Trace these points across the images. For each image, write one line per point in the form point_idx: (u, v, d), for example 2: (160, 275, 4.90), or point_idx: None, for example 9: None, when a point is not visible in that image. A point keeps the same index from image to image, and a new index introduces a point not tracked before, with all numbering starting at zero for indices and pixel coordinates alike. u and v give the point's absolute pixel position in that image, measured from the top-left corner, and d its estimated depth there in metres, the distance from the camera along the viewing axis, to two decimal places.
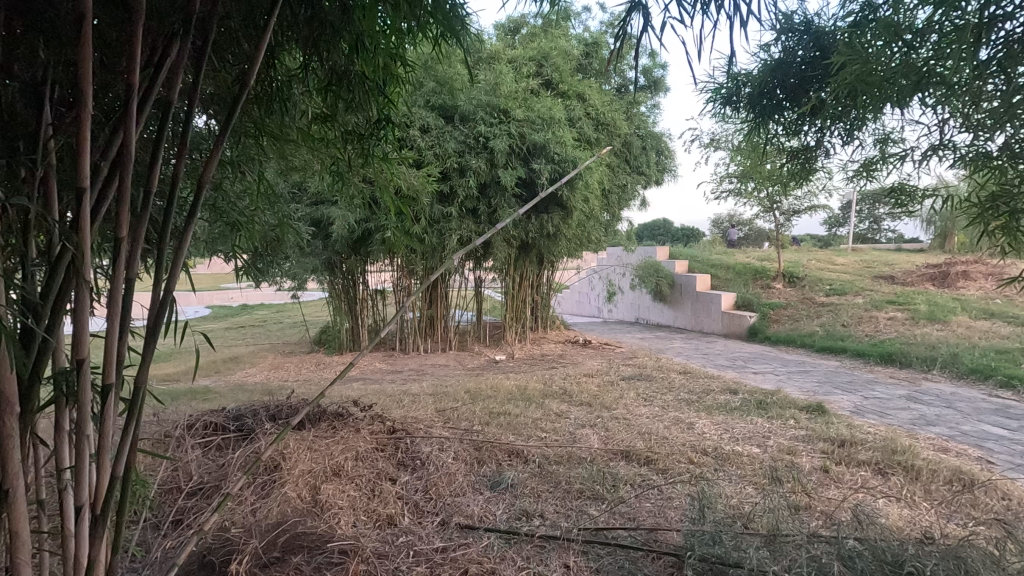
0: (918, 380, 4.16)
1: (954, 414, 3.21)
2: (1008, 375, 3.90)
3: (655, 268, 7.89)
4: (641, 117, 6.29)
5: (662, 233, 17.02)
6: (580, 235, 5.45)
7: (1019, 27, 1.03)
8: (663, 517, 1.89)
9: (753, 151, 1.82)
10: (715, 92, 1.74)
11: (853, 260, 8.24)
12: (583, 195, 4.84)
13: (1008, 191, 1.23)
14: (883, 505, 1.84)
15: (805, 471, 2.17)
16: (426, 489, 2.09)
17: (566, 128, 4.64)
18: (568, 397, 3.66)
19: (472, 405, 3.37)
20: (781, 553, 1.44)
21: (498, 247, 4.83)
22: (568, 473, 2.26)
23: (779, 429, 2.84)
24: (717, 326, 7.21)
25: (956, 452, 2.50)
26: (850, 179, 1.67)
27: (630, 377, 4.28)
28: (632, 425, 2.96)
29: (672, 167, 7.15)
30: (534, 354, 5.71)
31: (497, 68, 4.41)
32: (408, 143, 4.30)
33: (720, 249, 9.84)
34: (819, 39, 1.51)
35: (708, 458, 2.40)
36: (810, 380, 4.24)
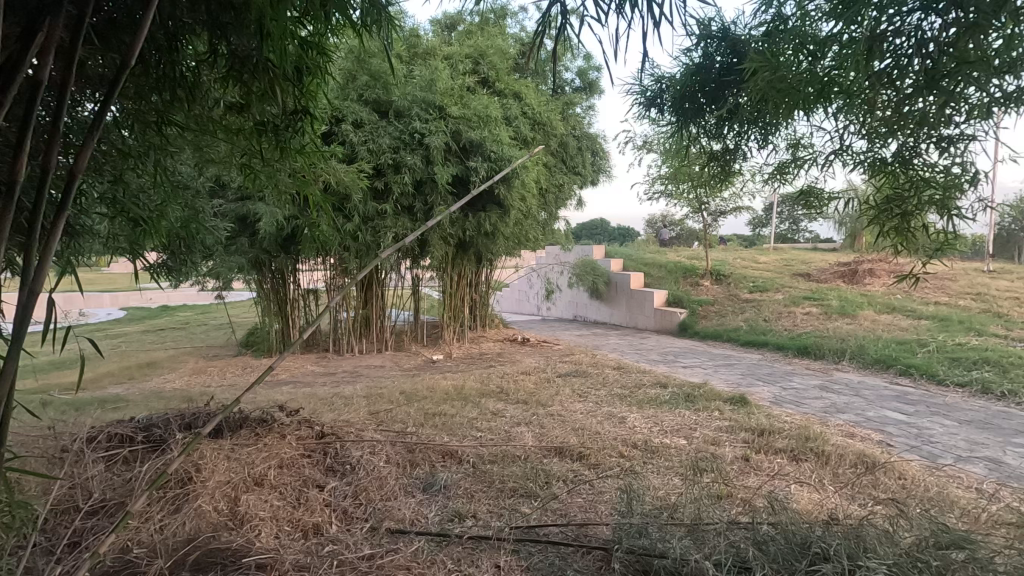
0: (830, 370, 4.47)
1: (860, 402, 3.47)
2: (907, 364, 4.25)
3: (592, 266, 8.04)
4: (578, 118, 6.39)
5: (601, 233, 17.49)
6: (518, 235, 5.45)
7: (906, 42, 1.11)
8: (594, 511, 1.92)
9: (677, 152, 1.88)
10: (640, 93, 1.79)
11: (775, 259, 8.75)
12: (519, 194, 4.84)
13: (901, 194, 1.33)
14: (795, 490, 1.95)
15: (728, 460, 2.27)
16: (356, 495, 2.02)
17: (503, 126, 4.63)
18: (505, 395, 3.67)
19: (407, 406, 3.30)
20: (703, 541, 1.50)
21: (436, 245, 4.75)
22: (501, 472, 2.25)
23: (705, 421, 2.96)
24: (651, 322, 7.44)
25: (861, 437, 2.70)
26: (766, 181, 1.75)
27: (567, 374, 4.35)
28: (567, 421, 3.00)
29: (606, 167, 7.32)
30: (472, 354, 5.68)
31: (433, 64, 4.35)
32: (341, 138, 4.17)
33: (654, 249, 10.18)
34: (734, 47, 1.57)
35: (638, 451, 2.47)
36: (734, 373, 4.45)
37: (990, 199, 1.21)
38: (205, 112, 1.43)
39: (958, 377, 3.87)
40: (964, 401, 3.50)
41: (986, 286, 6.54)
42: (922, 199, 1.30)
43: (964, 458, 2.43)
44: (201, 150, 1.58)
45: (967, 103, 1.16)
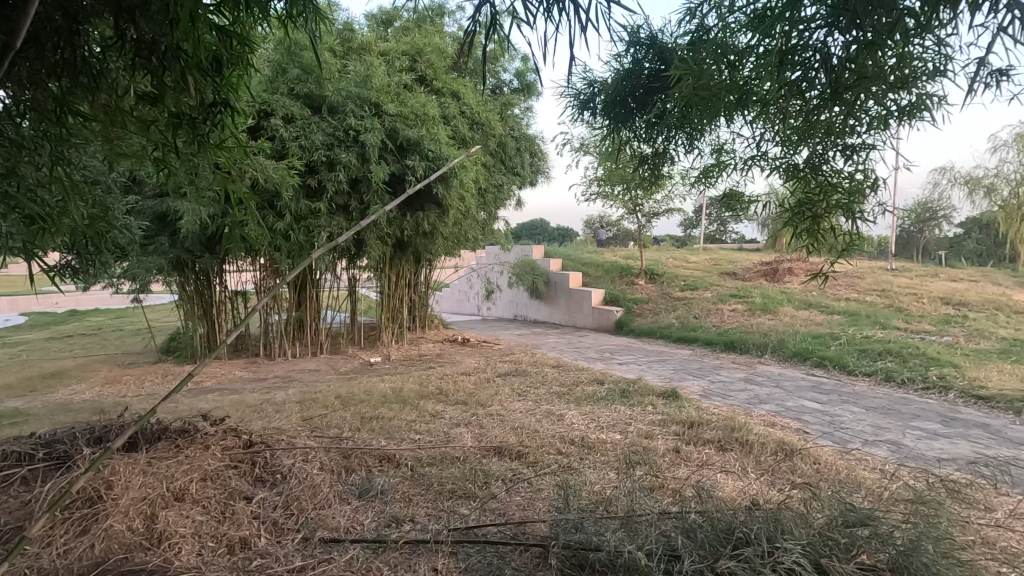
0: (754, 363, 4.74)
1: (780, 393, 3.70)
2: (821, 356, 4.57)
3: (532, 266, 8.11)
4: (516, 119, 6.43)
5: (540, 233, 17.73)
6: (457, 235, 5.41)
7: (814, 54, 1.18)
8: (532, 509, 1.94)
9: (610, 155, 1.93)
10: (574, 96, 1.82)
11: (704, 259, 9.18)
12: (458, 193, 4.81)
13: (813, 198, 1.42)
14: (721, 478, 2.05)
15: (660, 453, 2.35)
16: (287, 506, 1.94)
17: (441, 125, 4.59)
18: (444, 396, 3.64)
19: (343, 411, 3.21)
20: (636, 533, 1.55)
21: (373, 246, 4.64)
22: (440, 474, 2.23)
23: (639, 415, 3.05)
24: (588, 321, 7.60)
25: (781, 426, 2.87)
26: (693, 184, 1.82)
27: (507, 373, 4.37)
28: (506, 421, 3.02)
29: (545, 169, 7.41)
30: (412, 355, 5.60)
31: (368, 60, 4.24)
32: (271, 133, 3.99)
33: (591, 249, 10.41)
34: (662, 54, 1.63)
35: (575, 447, 2.52)
36: (667, 369, 4.63)
37: (889, 204, 1.32)
38: (112, 101, 1.32)
39: (865, 367, 4.21)
40: (871, 389, 3.80)
41: (888, 283, 7.15)
42: (829, 203, 1.40)
43: (870, 442, 2.64)
44: (109, 143, 1.46)
45: (866, 115, 1.26)
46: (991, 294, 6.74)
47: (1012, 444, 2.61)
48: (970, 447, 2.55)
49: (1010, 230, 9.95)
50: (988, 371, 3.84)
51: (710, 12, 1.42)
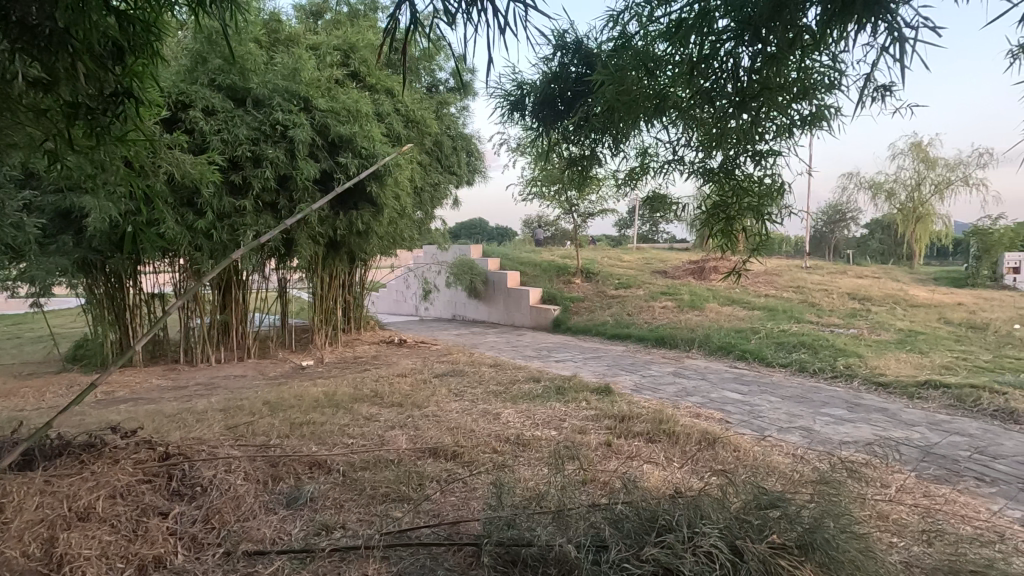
0: (682, 358, 4.96)
1: (706, 385, 3.90)
2: (743, 350, 4.84)
3: (469, 266, 8.07)
4: (453, 118, 6.36)
5: (479, 232, 17.75)
6: (393, 234, 5.30)
7: (724, 65, 1.26)
8: (466, 509, 1.95)
9: (540, 156, 1.96)
10: (504, 97, 1.84)
11: (637, 258, 9.50)
12: (394, 192, 4.71)
13: (729, 198, 1.51)
14: (647, 469, 2.13)
15: (592, 447, 2.42)
16: (207, 519, 1.84)
17: (374, 122, 4.49)
18: (379, 399, 3.57)
19: (270, 417, 3.08)
20: (566, 526, 1.58)
21: (303, 245, 4.47)
22: (373, 478, 2.19)
23: (573, 411, 3.12)
24: (526, 320, 7.66)
25: (705, 417, 3.02)
26: (619, 185, 1.88)
27: (443, 374, 4.34)
28: (442, 421, 2.99)
29: (482, 168, 7.40)
30: (346, 357, 5.45)
31: (296, 53, 4.08)
32: (188, 126, 3.76)
33: (529, 248, 10.48)
34: (587, 59, 1.67)
35: (510, 445, 2.54)
36: (601, 365, 4.76)
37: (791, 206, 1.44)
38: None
39: (781, 359, 4.49)
40: (786, 379, 4.07)
41: (803, 281, 7.67)
42: (741, 205, 1.49)
43: (784, 428, 2.83)
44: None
45: (773, 123, 1.36)
46: (889, 290, 7.36)
47: (906, 426, 2.87)
48: (870, 430, 2.77)
49: (907, 231, 10.91)
50: (886, 360, 4.20)
51: (632, 19, 1.47)
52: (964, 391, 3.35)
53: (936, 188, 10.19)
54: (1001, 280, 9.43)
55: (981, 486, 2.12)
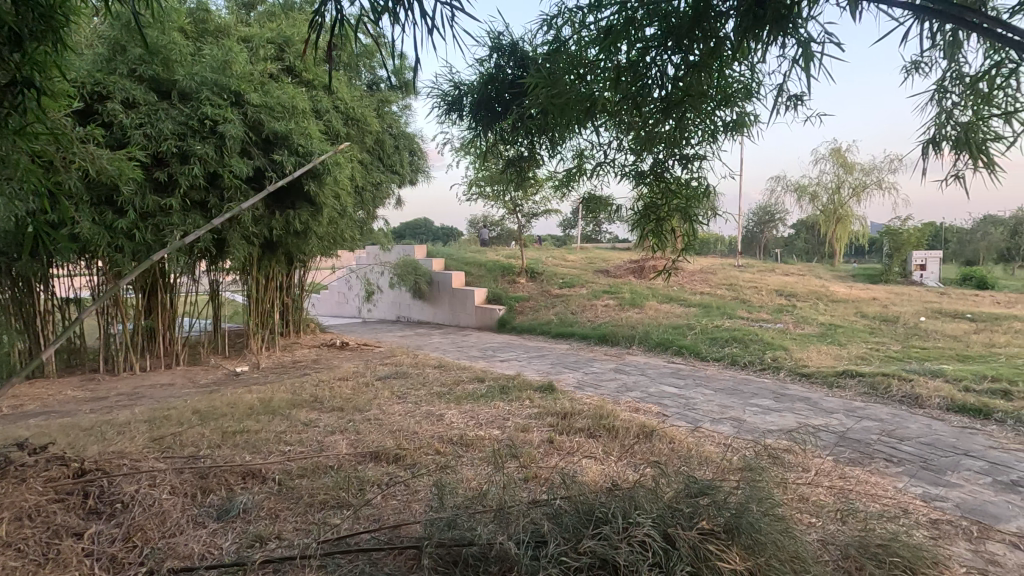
0: (623, 354, 5.10)
1: (645, 380, 4.03)
2: (679, 345, 5.02)
3: (413, 266, 7.96)
4: (395, 117, 6.24)
5: (424, 232, 17.59)
6: (333, 234, 5.17)
7: (653, 70, 1.31)
8: (407, 512, 1.93)
9: (478, 155, 1.96)
10: (441, 97, 1.84)
11: (580, 258, 9.70)
12: (333, 191, 4.59)
13: (661, 200, 1.57)
14: (587, 464, 2.18)
15: (535, 445, 2.45)
16: (128, 537, 1.73)
17: (312, 119, 4.37)
18: (319, 404, 3.46)
19: (200, 427, 2.93)
20: (507, 524, 1.59)
21: (236, 246, 4.26)
22: (311, 485, 2.12)
23: (516, 410, 3.14)
24: (471, 320, 7.64)
25: (644, 411, 3.13)
26: (556, 187, 1.91)
27: (386, 377, 4.27)
28: (383, 425, 2.94)
29: (425, 167, 7.33)
30: (284, 362, 5.25)
31: (226, 44, 3.90)
32: (106, 119, 3.51)
33: (473, 249, 10.47)
34: (522, 60, 1.70)
35: (453, 445, 2.54)
36: (545, 363, 4.82)
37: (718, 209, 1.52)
38: None
39: (715, 353, 4.69)
40: (719, 372, 4.27)
41: (735, 278, 8.06)
42: (670, 207, 1.57)
43: (716, 420, 2.97)
44: None
45: (699, 128, 1.44)
46: (813, 287, 7.84)
47: (825, 413, 3.07)
48: (793, 419, 2.96)
49: (829, 232, 11.66)
50: (809, 352, 4.48)
51: (565, 24, 1.50)
52: (876, 379, 3.62)
53: (854, 191, 10.99)
54: (910, 277, 10.24)
55: (890, 466, 2.30)
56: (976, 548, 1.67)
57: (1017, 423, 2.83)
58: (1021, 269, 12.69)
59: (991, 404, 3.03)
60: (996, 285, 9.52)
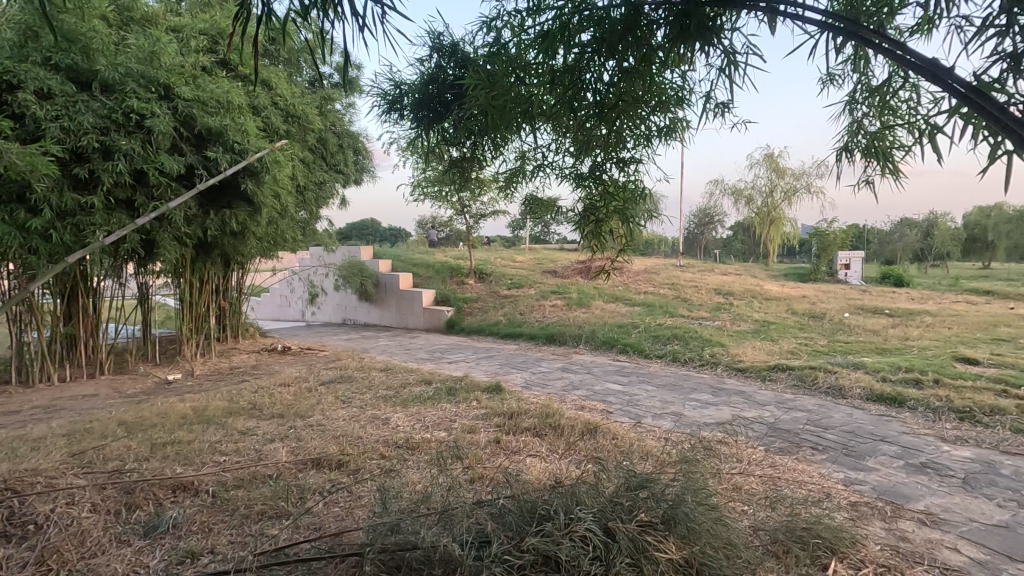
0: (570, 353, 5.18)
1: (590, 378, 4.11)
2: (624, 343, 5.15)
3: (359, 267, 7.79)
4: (338, 115, 6.07)
5: (371, 233, 17.28)
6: (273, 235, 4.99)
7: (591, 76, 1.35)
8: (350, 518, 1.89)
9: (420, 155, 1.94)
10: (382, 96, 1.82)
11: (528, 259, 9.79)
12: (272, 190, 4.43)
13: (601, 202, 1.62)
14: (533, 463, 2.20)
15: (482, 446, 2.45)
16: (41, 561, 1.61)
17: (249, 116, 4.21)
18: (258, 411, 3.33)
19: (126, 439, 2.76)
20: (451, 525, 1.59)
21: (167, 247, 4.03)
22: (248, 496, 2.04)
23: (464, 412, 3.13)
24: (419, 322, 7.55)
25: (589, 408, 3.19)
26: (500, 188, 1.91)
27: (330, 381, 4.15)
28: (326, 430, 2.86)
29: (370, 167, 7.20)
30: (221, 369, 5.02)
31: (154, 34, 3.69)
32: (16, 110, 3.21)
33: (421, 250, 10.36)
34: (462, 62, 1.70)
35: (399, 449, 2.50)
36: (493, 364, 4.83)
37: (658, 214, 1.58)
38: None
39: (658, 351, 4.85)
40: (661, 368, 4.41)
41: (677, 278, 8.37)
42: (609, 208, 1.61)
43: (657, 415, 3.06)
44: None
45: (635, 133, 1.50)
46: (748, 285, 8.24)
47: (759, 406, 3.23)
48: (729, 412, 3.09)
49: (763, 233, 12.26)
50: (745, 348, 4.70)
51: (504, 27, 1.50)
52: (804, 372, 3.85)
53: (785, 195, 11.61)
54: (835, 275, 10.91)
55: (815, 454, 2.44)
56: (889, 526, 1.80)
57: (927, 409, 3.07)
58: (932, 267, 13.77)
59: (905, 392, 3.27)
60: (911, 283, 10.30)
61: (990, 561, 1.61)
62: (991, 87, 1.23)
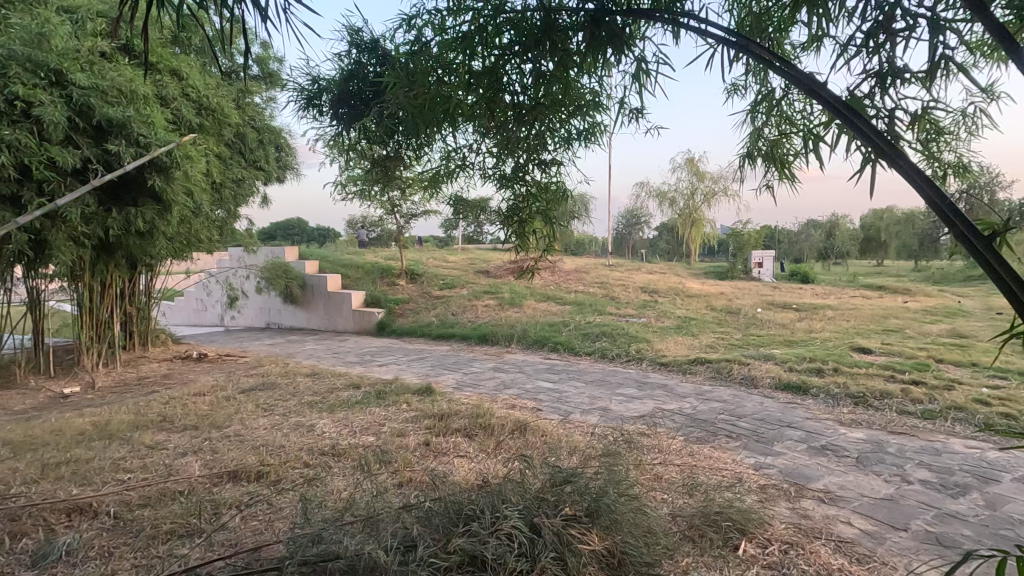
0: (502, 353, 5.21)
1: (522, 377, 4.15)
2: (555, 342, 5.23)
3: (284, 268, 7.42)
4: (258, 109, 5.75)
5: (298, 233, 16.61)
6: (185, 235, 4.67)
7: (511, 78, 1.36)
8: (269, 531, 1.81)
9: (340, 154, 1.88)
10: (299, 91, 1.75)
11: (461, 259, 9.76)
12: (184, 187, 4.15)
13: (525, 202, 1.65)
14: (462, 464, 2.19)
15: (411, 449, 2.41)
16: None
17: (156, 107, 3.91)
18: (169, 424, 3.11)
19: (12, 461, 2.49)
20: (377, 532, 1.55)
21: (62, 249, 3.67)
22: (155, 515, 1.90)
23: (393, 415, 3.07)
24: (349, 324, 7.31)
25: (519, 407, 3.22)
26: (424, 187, 1.89)
27: (251, 389, 3.95)
28: (245, 441, 2.71)
29: (294, 164, 6.89)
30: (127, 379, 4.64)
31: (42, 13, 3.34)
32: None
33: (351, 250, 10.06)
34: (382, 60, 1.67)
35: (324, 456, 2.41)
36: (425, 366, 4.76)
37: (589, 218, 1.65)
38: None
39: (587, 348, 4.97)
40: (590, 365, 4.52)
41: (606, 277, 8.62)
42: (532, 209, 1.66)
43: (585, 410, 3.13)
44: None
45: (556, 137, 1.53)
46: (672, 283, 8.63)
47: (680, 398, 3.38)
48: (653, 405, 3.22)
49: (685, 233, 12.88)
50: (668, 343, 4.91)
51: (425, 25, 1.49)
52: (721, 364, 4.07)
53: (705, 198, 12.23)
54: (750, 273, 11.63)
55: (730, 441, 2.59)
56: (793, 505, 1.95)
57: (827, 396, 3.33)
58: (834, 265, 15.00)
59: (808, 381, 3.54)
60: (815, 280, 11.16)
61: (877, 531, 1.78)
62: (861, 101, 1.29)
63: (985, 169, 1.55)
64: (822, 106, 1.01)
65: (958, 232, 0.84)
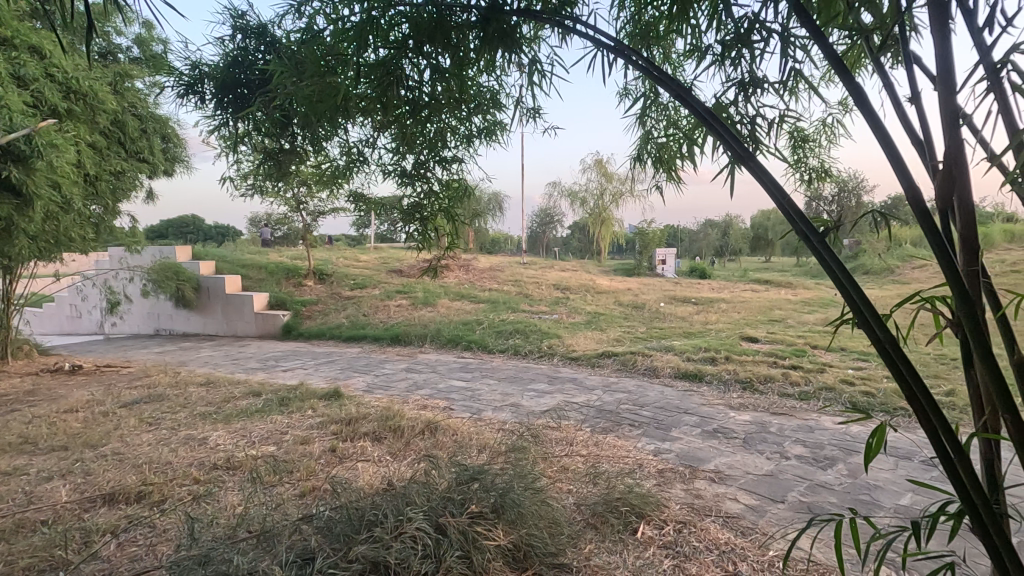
0: (415, 353, 5.14)
1: (435, 376, 4.11)
2: (468, 340, 5.23)
3: (175, 269, 6.69)
4: (140, 95, 5.22)
5: (192, 232, 15.34)
6: (52, 232, 4.16)
7: (406, 73, 1.32)
8: (150, 556, 1.65)
9: (227, 147, 1.75)
10: (177, 78, 1.60)
11: (373, 258, 9.50)
12: (49, 180, 3.68)
13: (427, 199, 1.65)
14: (368, 468, 2.13)
15: (316, 456, 2.31)
16: None
17: (12, 88, 3.44)
18: (31, 446, 2.75)
19: None
20: (271, 547, 1.46)
21: None
22: (10, 549, 1.68)
23: (296, 422, 2.93)
24: (250, 329, 6.85)
25: (431, 407, 3.18)
26: (323, 182, 1.81)
27: (134, 402, 3.60)
28: (125, 460, 2.46)
29: (184, 157, 6.36)
30: None
31: None
32: None
33: (252, 249, 9.46)
34: (271, 47, 1.58)
35: (217, 471, 2.25)
36: (333, 369, 4.59)
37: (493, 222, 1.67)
38: None
39: (500, 345, 5.02)
40: (503, 362, 4.57)
41: (519, 275, 8.75)
42: (435, 207, 1.66)
43: (496, 407, 3.15)
44: None
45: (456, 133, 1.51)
46: (582, 280, 8.92)
47: (588, 390, 3.50)
48: (562, 398, 3.31)
49: (596, 232, 13.36)
50: (578, 338, 5.07)
51: (316, 13, 1.41)
52: (626, 357, 4.26)
53: (613, 198, 12.76)
54: (654, 270, 12.29)
55: (632, 430, 2.72)
56: (687, 486, 2.08)
57: (719, 382, 3.60)
58: (728, 262, 16.21)
59: (703, 369, 3.80)
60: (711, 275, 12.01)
61: (759, 505, 1.94)
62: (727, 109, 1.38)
63: (844, 174, 1.73)
64: (691, 112, 1.06)
65: (801, 230, 0.91)
